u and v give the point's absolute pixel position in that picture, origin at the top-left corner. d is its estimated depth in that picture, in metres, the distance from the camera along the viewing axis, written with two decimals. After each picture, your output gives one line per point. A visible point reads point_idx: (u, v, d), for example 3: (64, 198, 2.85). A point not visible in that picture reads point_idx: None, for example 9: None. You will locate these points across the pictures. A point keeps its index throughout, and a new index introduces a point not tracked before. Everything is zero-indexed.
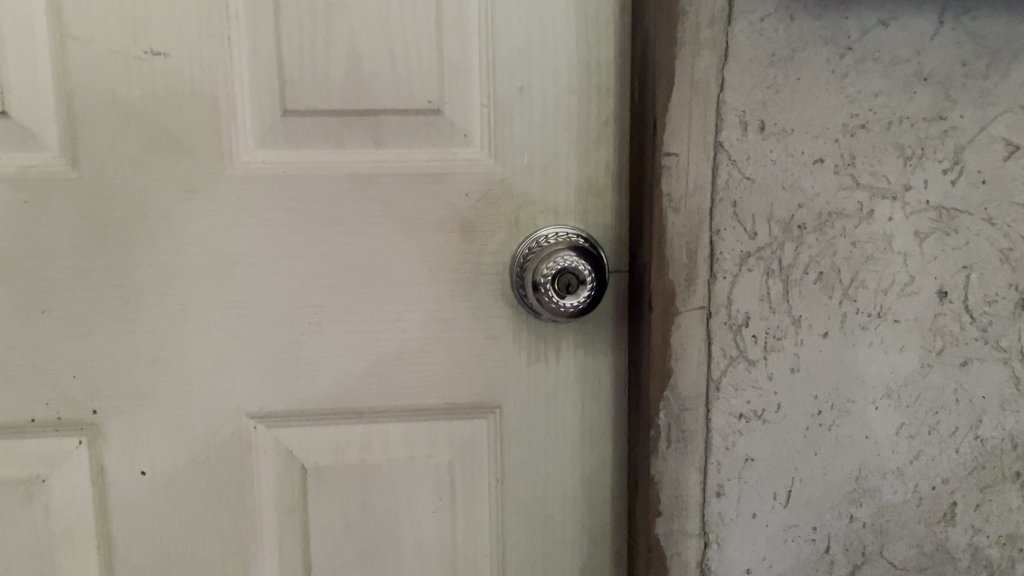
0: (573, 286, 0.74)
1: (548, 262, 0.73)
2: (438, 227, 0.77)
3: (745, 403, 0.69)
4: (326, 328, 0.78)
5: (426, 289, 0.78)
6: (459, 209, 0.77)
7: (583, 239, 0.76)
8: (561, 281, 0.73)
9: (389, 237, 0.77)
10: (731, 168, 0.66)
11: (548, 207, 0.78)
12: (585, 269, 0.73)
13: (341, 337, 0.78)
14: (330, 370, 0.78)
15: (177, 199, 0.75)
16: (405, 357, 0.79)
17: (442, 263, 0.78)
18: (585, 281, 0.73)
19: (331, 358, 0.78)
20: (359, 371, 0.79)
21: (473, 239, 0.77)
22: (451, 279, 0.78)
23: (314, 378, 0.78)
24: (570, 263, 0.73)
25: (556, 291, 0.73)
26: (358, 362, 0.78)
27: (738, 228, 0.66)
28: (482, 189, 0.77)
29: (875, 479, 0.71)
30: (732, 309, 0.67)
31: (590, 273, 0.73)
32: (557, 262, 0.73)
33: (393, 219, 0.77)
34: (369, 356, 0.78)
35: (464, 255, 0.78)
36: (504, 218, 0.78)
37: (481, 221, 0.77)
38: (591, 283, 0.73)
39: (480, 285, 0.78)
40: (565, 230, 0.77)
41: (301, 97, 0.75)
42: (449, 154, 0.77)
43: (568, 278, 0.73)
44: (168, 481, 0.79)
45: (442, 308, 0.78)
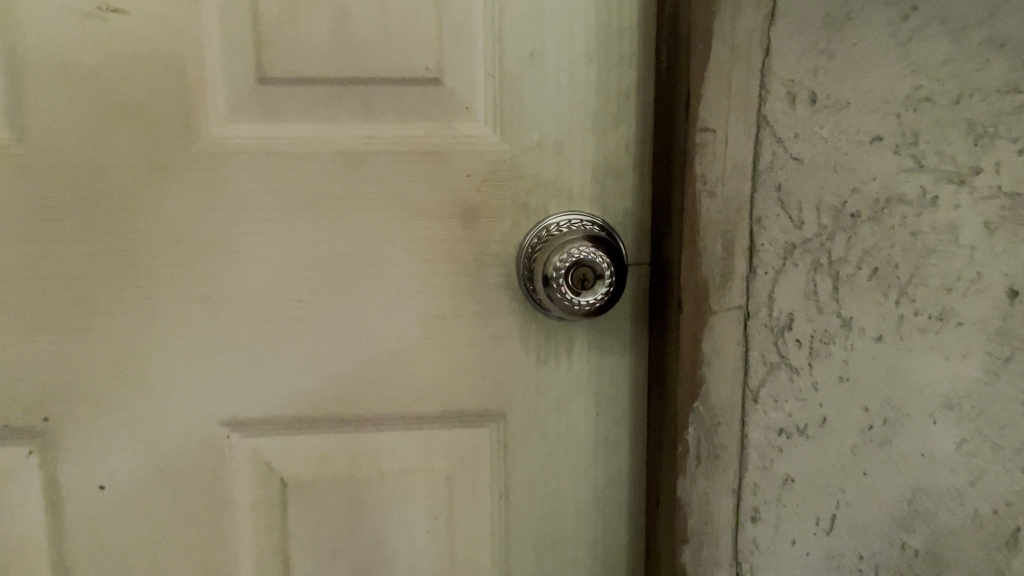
0: (589, 282, 0.65)
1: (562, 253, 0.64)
2: (435, 213, 0.68)
3: (786, 416, 0.60)
4: (310, 326, 0.69)
5: (422, 282, 0.69)
6: (460, 193, 0.68)
7: (600, 228, 0.68)
8: (576, 275, 0.65)
9: (380, 224, 0.68)
10: (776, 147, 0.57)
11: (561, 191, 0.69)
12: (604, 262, 0.64)
13: (327, 336, 0.69)
14: (314, 374, 0.70)
15: (139, 178, 0.66)
16: (398, 359, 0.70)
17: (440, 253, 0.69)
18: (604, 275, 0.64)
19: (316, 360, 0.69)
20: (346, 375, 0.70)
21: (475, 226, 0.69)
22: (450, 272, 0.69)
23: (295, 382, 0.70)
24: (587, 254, 0.64)
25: (571, 286, 0.65)
26: (346, 364, 0.70)
27: (782, 216, 0.58)
28: (485, 171, 0.68)
29: (930, 501, 0.63)
30: (774, 309, 0.59)
31: (609, 267, 0.64)
32: (572, 253, 0.64)
33: (385, 203, 0.68)
34: (357, 357, 0.70)
35: (466, 245, 0.69)
36: (510, 203, 0.69)
37: (485, 206, 0.68)
38: (610, 278, 0.65)
39: (483, 278, 0.69)
40: (578, 217, 0.68)
41: (280, 62, 0.65)
42: (448, 130, 0.68)
43: (583, 272, 0.65)
44: (131, 495, 0.70)
45: (441, 304, 0.69)
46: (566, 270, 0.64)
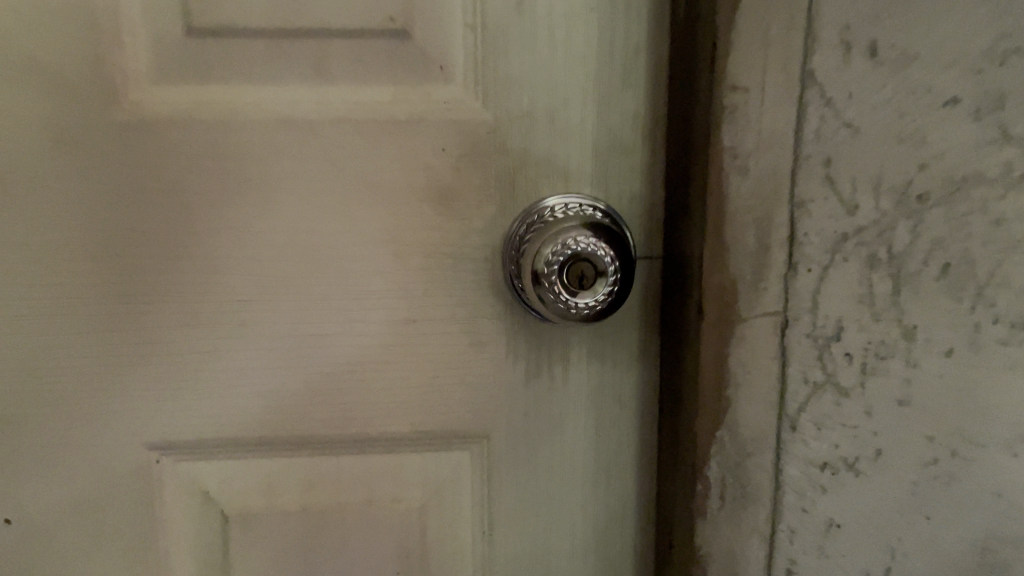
0: (588, 280, 0.53)
1: (555, 244, 0.53)
2: (404, 196, 0.57)
3: (831, 448, 0.49)
4: (253, 331, 0.57)
5: (389, 280, 0.57)
6: (433, 171, 0.56)
7: (602, 214, 0.56)
8: (572, 272, 0.53)
9: (337, 209, 0.56)
10: (824, 112, 0.45)
11: (556, 170, 0.57)
12: (607, 255, 0.53)
13: (274, 343, 0.58)
14: (259, 388, 0.58)
15: (43, 150, 0.55)
16: (360, 371, 0.59)
17: (409, 244, 0.57)
18: (607, 271, 0.53)
19: (261, 371, 0.58)
20: (299, 390, 0.58)
21: (453, 212, 0.57)
22: (422, 268, 0.57)
23: (237, 398, 0.58)
24: (586, 247, 0.52)
25: (566, 285, 0.53)
26: (297, 376, 0.58)
27: (831, 199, 0.46)
28: (464, 144, 0.56)
29: (1005, 552, 0.51)
30: (818, 316, 0.47)
31: (612, 262, 0.53)
32: (567, 243, 0.52)
33: (343, 183, 0.56)
34: (311, 368, 0.58)
35: (441, 235, 0.57)
36: (495, 184, 0.57)
37: (464, 188, 0.57)
38: (614, 275, 0.53)
39: (462, 275, 0.58)
40: (577, 200, 0.57)
41: (212, 10, 0.54)
42: (419, 96, 0.56)
43: (581, 267, 0.53)
44: (43, 530, 0.59)
45: (410, 305, 0.58)
46: (559, 266, 0.52)
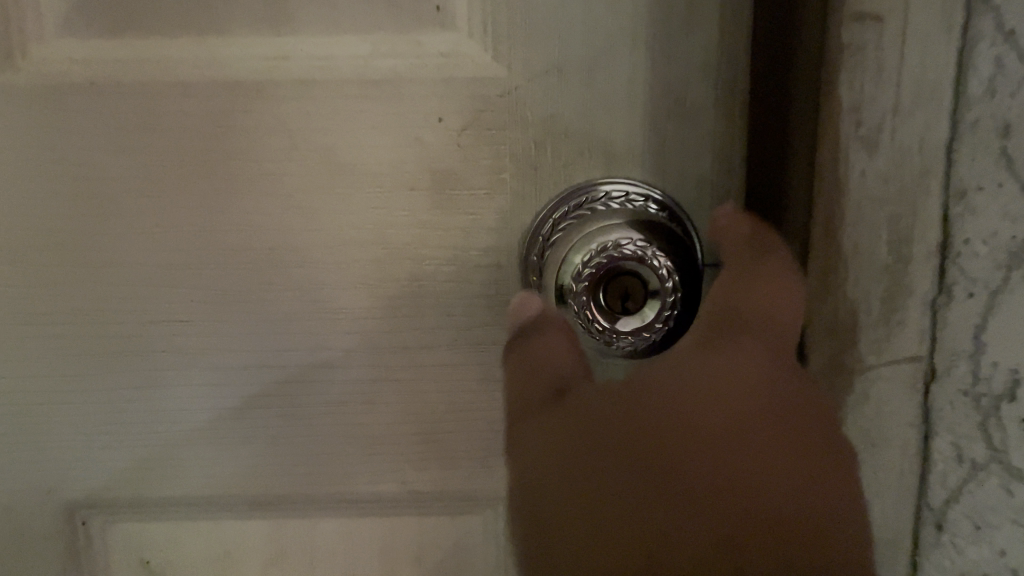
0: (636, 298, 0.39)
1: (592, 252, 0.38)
2: (389, 183, 0.42)
3: (993, 549, 0.35)
4: (194, 364, 0.44)
5: (371, 295, 0.43)
6: (429, 149, 0.42)
7: (657, 207, 0.42)
8: (615, 289, 0.39)
9: (302, 203, 0.42)
10: (1001, 58, 0.30)
11: (594, 147, 0.42)
12: (662, 266, 0.38)
13: (222, 379, 0.44)
14: (207, 433, 0.45)
15: None
16: (335, 415, 0.45)
17: (396, 249, 0.43)
18: (664, 290, 0.39)
19: (207, 414, 0.45)
20: (258, 436, 0.45)
21: (455, 205, 0.42)
22: (414, 280, 0.43)
23: (178, 447, 0.45)
24: (634, 256, 0.38)
25: (606, 309, 0.39)
26: (253, 421, 0.45)
27: (1006, 194, 0.31)
28: (469, 112, 0.41)
29: None
30: (982, 365, 0.33)
31: (671, 277, 0.38)
32: (609, 251, 0.38)
33: (308, 167, 0.42)
34: (271, 409, 0.45)
35: (439, 235, 0.43)
36: (511, 166, 0.42)
37: (470, 171, 0.42)
38: (673, 294, 0.39)
39: (468, 288, 0.43)
40: (625, 186, 0.42)
41: None
42: (408, 46, 0.41)
43: (627, 282, 0.39)
44: None
45: (398, 330, 0.44)
46: (596, 284, 0.38)
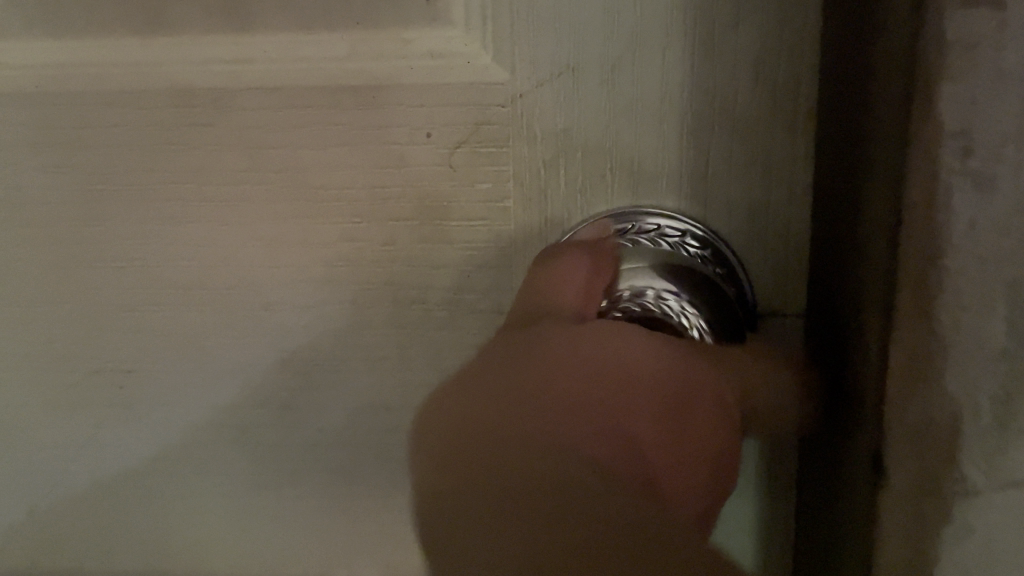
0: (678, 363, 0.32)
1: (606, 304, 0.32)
2: (369, 212, 0.35)
3: None
4: (148, 416, 0.38)
5: (350, 345, 0.36)
6: (416, 172, 0.34)
7: (698, 243, 0.34)
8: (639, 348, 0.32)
9: (266, 235, 0.35)
10: None
11: (619, 169, 0.33)
12: (693, 321, 0.32)
13: (180, 434, 0.38)
14: (169, 495, 0.39)
15: None
16: (307, 478, 0.38)
17: (375, 292, 0.35)
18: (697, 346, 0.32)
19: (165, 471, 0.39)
20: (225, 502, 0.39)
21: (447, 239, 0.35)
22: (400, 328, 0.36)
23: (134, 506, 0.39)
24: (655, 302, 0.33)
25: None
26: (217, 481, 0.39)
27: None
28: (464, 126, 0.34)
29: None
30: None
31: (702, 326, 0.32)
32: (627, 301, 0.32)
33: (271, 193, 0.35)
34: (237, 471, 0.38)
35: (426, 275, 0.35)
36: (515, 191, 0.34)
37: (466, 200, 0.34)
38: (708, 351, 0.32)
39: (463, 340, 0.36)
40: (657, 217, 0.34)
41: None
42: (390, 44, 0.33)
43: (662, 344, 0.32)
44: None
45: (378, 386, 0.37)
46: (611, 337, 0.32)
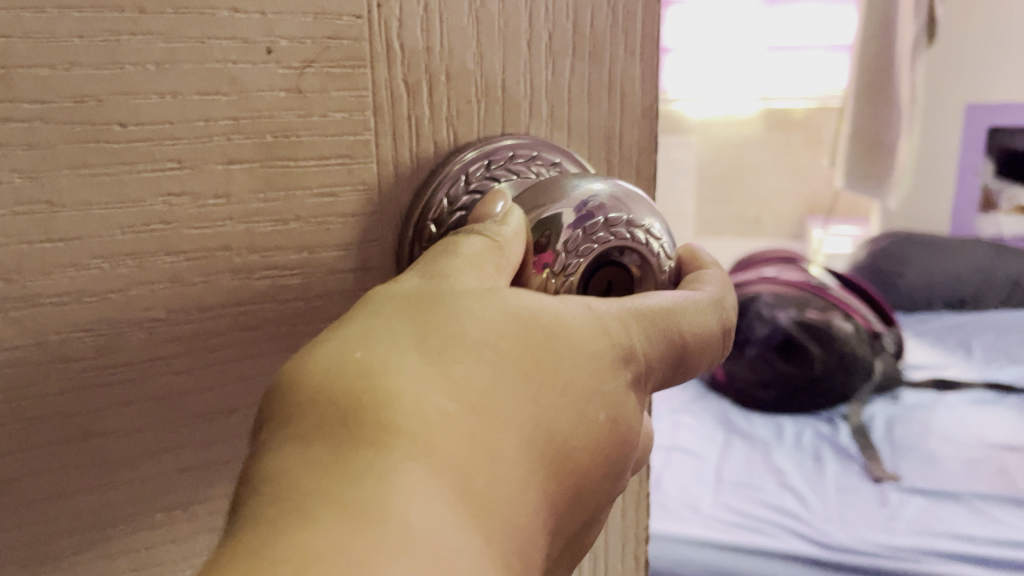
0: (645, 276, 0.29)
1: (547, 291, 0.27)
2: (191, 156, 0.26)
3: None
4: None
5: (174, 341, 0.27)
6: (252, 100, 0.27)
7: (469, 186, 0.30)
8: (617, 256, 0.28)
9: (42, 197, 0.25)
10: None
11: (482, 94, 0.31)
12: (572, 263, 0.27)
13: None
14: None
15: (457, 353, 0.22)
16: (117, 520, 0.29)
17: (215, 258, 0.27)
18: (578, 252, 0.27)
19: None
20: None
21: (298, 185, 0.28)
22: (240, 307, 0.28)
23: None
24: (604, 279, 0.29)
25: (635, 244, 0.29)
26: None
27: None
28: (314, 42, 0.27)
29: None
30: None
31: (574, 260, 0.27)
32: (558, 278, 0.27)
33: (45, 134, 0.24)
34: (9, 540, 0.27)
35: (274, 231, 0.28)
36: (375, 120, 0.29)
37: (317, 131, 0.28)
38: (579, 250, 0.27)
39: (325, 306, 0.30)
40: (459, 170, 0.30)
41: None
42: None
43: (607, 275, 0.29)
44: None
45: (221, 379, 0.29)
46: (647, 263, 0.29)
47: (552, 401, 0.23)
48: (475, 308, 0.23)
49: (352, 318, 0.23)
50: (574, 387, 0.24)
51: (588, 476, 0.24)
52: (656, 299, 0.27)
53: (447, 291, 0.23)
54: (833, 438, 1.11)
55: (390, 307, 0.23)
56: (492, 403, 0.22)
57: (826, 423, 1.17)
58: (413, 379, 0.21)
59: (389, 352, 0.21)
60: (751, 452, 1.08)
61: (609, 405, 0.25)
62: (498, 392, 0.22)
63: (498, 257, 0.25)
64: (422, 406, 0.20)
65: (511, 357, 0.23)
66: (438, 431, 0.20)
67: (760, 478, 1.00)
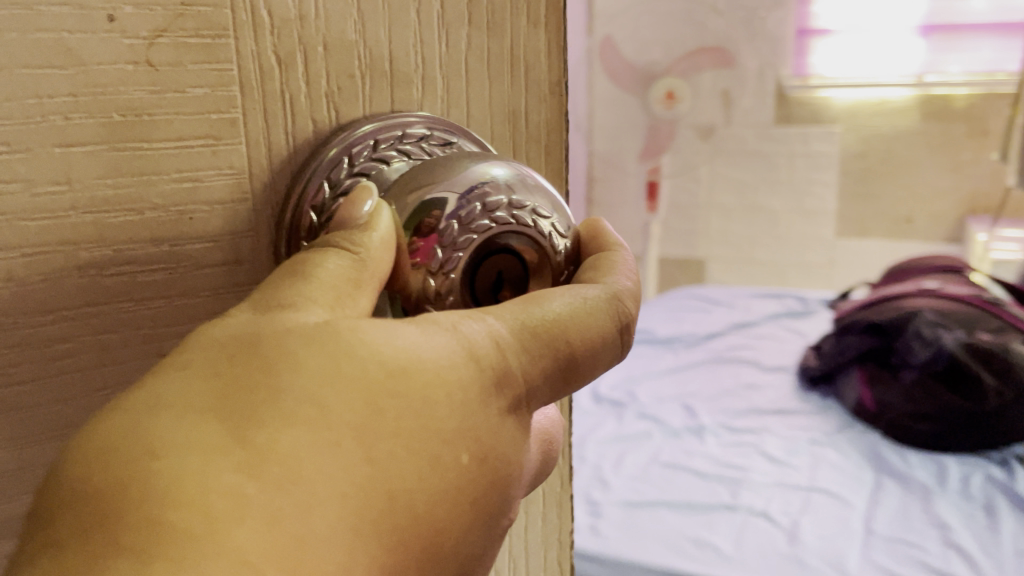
0: (543, 263, 0.26)
1: (426, 294, 0.24)
2: (22, 138, 0.23)
3: None
4: None
5: (12, 348, 0.24)
6: (94, 74, 0.24)
7: (347, 172, 0.27)
8: (503, 242, 0.25)
9: None
10: None
11: (368, 68, 0.28)
12: (448, 257, 0.24)
13: None
14: None
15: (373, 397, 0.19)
16: None
17: (58, 252, 0.24)
18: (454, 242, 0.24)
19: None
20: None
21: (153, 170, 0.25)
22: (89, 307, 0.25)
23: None
24: (494, 270, 0.25)
25: (521, 225, 0.25)
26: None
27: None
28: (164, 9, 0.24)
29: None
30: None
31: (450, 252, 0.24)
32: (438, 277, 0.24)
33: None
34: None
35: (127, 222, 0.25)
36: (242, 97, 0.26)
37: (174, 110, 0.25)
38: (456, 240, 0.24)
39: (191, 304, 0.26)
40: (334, 157, 0.27)
41: None
42: None
43: (497, 265, 0.25)
44: None
45: (72, 388, 0.25)
46: (543, 247, 0.26)
47: (398, 457, 0.19)
48: (301, 353, 0.18)
49: (141, 376, 0.18)
50: (427, 435, 0.19)
51: (452, 539, 0.20)
52: (552, 305, 0.23)
53: (271, 331, 0.18)
54: (1009, 484, 0.95)
55: (191, 359, 0.18)
56: (308, 471, 0.17)
57: (1000, 466, 1.00)
58: (204, 459, 0.16)
59: (175, 425, 0.16)
60: (908, 497, 0.93)
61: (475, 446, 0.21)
62: (322, 461, 0.17)
63: (346, 264, 0.22)
64: (213, 496, 0.16)
65: (344, 412, 0.18)
66: (236, 525, 0.16)
67: (918, 532, 0.86)
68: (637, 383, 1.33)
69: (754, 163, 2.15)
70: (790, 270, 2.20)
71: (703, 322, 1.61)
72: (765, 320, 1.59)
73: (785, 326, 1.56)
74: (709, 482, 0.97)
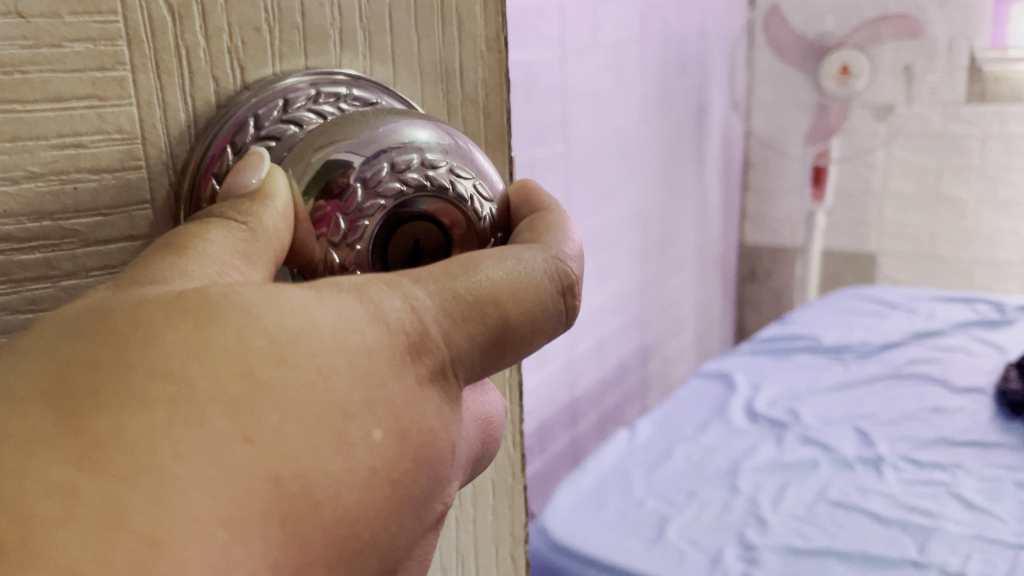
0: (471, 227, 0.23)
1: (329, 267, 0.22)
2: None
3: None
4: None
5: None
6: None
7: (256, 135, 0.24)
8: (421, 206, 0.22)
9: None
10: None
11: (276, 20, 0.24)
12: (352, 226, 0.22)
13: None
14: None
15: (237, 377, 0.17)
16: None
17: None
18: (362, 208, 0.21)
19: None
20: None
21: (27, 137, 0.20)
22: None
23: None
24: (411, 239, 0.23)
25: (440, 189, 0.22)
26: None
27: None
28: None
29: None
30: None
31: (357, 220, 0.22)
32: (342, 249, 0.22)
33: None
34: None
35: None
36: (136, 53, 0.22)
37: (53, 67, 0.20)
38: (363, 208, 0.22)
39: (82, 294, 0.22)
40: (241, 119, 0.23)
41: None
42: None
43: (416, 231, 0.23)
44: None
45: None
46: (469, 210, 0.23)
47: (284, 434, 0.17)
48: (158, 325, 0.17)
49: None
50: (320, 413, 0.18)
51: (370, 525, 0.19)
52: (484, 273, 0.20)
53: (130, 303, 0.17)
54: None
55: (33, 345, 0.17)
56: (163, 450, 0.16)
57: None
58: (24, 457, 0.15)
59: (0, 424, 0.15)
60: None
61: (389, 419, 0.19)
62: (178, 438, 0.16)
63: (234, 234, 0.20)
64: (29, 492, 0.15)
65: (206, 384, 0.17)
66: (57, 530, 0.15)
67: None
68: (801, 400, 1.15)
69: (942, 145, 1.82)
70: (977, 268, 1.86)
71: (876, 329, 1.40)
72: (951, 329, 1.37)
73: (977, 337, 1.34)
74: (891, 527, 0.84)
